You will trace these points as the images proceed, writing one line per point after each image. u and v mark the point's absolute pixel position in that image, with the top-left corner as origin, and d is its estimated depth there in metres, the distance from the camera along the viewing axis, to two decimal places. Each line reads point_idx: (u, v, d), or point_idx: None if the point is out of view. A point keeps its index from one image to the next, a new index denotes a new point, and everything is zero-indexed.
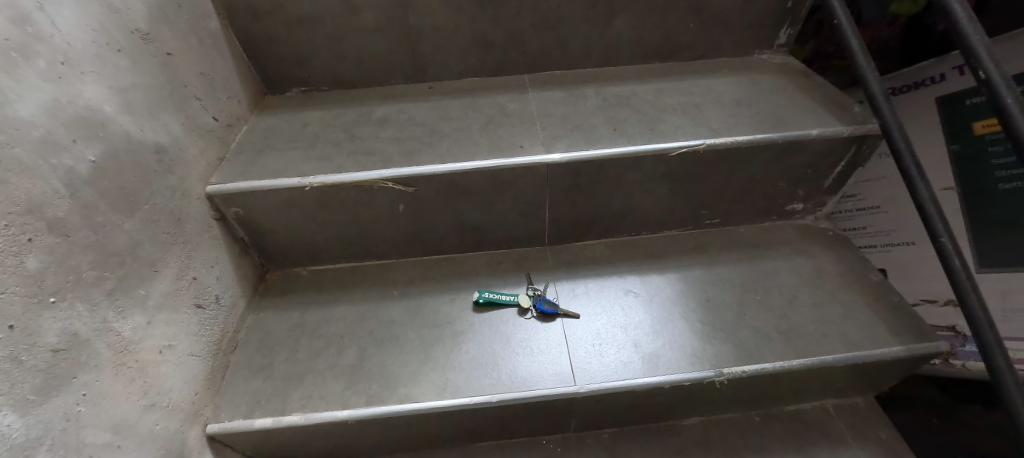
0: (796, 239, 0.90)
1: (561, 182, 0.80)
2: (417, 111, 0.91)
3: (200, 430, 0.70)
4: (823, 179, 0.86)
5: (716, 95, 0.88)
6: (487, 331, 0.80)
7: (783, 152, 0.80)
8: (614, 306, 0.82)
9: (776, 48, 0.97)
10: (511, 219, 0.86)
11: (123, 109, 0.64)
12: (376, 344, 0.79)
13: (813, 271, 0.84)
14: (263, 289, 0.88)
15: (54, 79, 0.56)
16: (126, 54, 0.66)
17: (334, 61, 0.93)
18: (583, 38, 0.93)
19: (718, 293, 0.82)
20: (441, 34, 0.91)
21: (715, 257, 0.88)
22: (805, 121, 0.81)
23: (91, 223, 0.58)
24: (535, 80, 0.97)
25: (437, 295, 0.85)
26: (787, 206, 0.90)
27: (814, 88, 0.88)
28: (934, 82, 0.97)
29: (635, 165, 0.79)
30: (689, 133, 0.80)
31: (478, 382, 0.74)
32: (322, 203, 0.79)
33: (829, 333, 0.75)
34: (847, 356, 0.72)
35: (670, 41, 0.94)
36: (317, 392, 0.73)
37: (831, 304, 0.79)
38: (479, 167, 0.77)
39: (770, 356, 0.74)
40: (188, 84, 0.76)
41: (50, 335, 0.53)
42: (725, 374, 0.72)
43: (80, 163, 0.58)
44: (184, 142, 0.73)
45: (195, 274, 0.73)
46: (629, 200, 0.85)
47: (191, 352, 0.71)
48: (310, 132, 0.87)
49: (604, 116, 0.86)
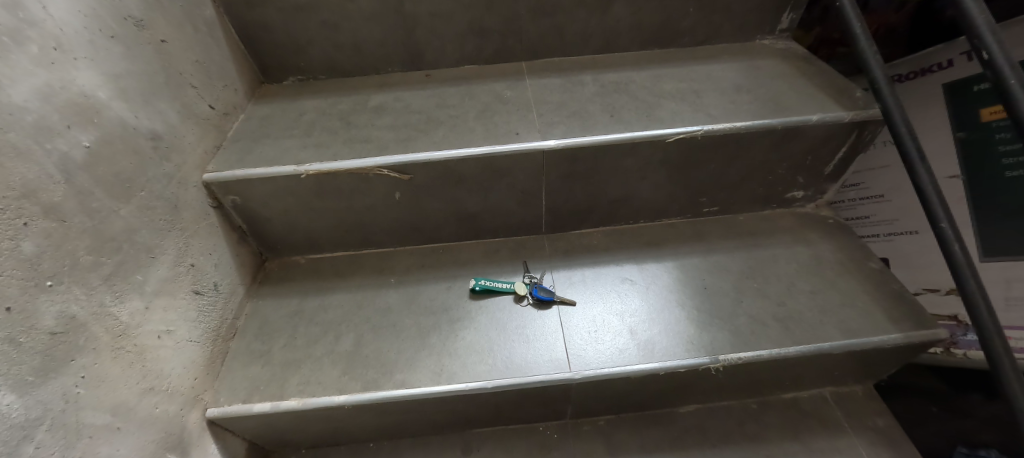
0: (795, 227, 0.89)
1: (558, 169, 0.80)
2: (414, 99, 0.90)
3: (201, 413, 0.71)
4: (824, 166, 0.84)
5: (714, 81, 0.87)
6: (483, 318, 0.80)
7: (782, 139, 0.78)
8: (611, 294, 0.82)
9: (778, 33, 0.96)
10: (508, 207, 0.86)
11: (118, 96, 0.65)
12: (373, 331, 0.79)
13: (812, 260, 0.83)
14: (262, 277, 0.89)
15: (46, 64, 0.56)
16: (119, 41, 0.66)
17: (330, 50, 0.93)
18: (580, 24, 0.92)
19: (715, 281, 0.82)
20: (437, 21, 0.90)
21: (713, 245, 0.87)
22: (804, 106, 0.79)
23: (87, 208, 0.59)
24: (532, 67, 0.96)
25: (434, 283, 0.86)
26: (787, 193, 0.89)
27: (816, 74, 0.86)
28: (941, 69, 0.94)
29: (632, 151, 0.78)
30: (686, 120, 0.79)
31: (474, 368, 0.74)
32: (318, 190, 0.79)
33: (826, 320, 0.74)
34: (844, 343, 0.71)
35: (669, 26, 0.93)
36: (315, 378, 0.74)
37: (830, 292, 0.78)
38: (475, 154, 0.76)
39: (766, 343, 0.73)
40: (183, 72, 0.76)
41: (48, 318, 0.53)
42: (721, 361, 0.72)
43: (75, 148, 0.58)
44: (180, 130, 0.74)
45: (193, 261, 0.73)
46: (626, 187, 0.84)
47: (190, 338, 0.72)
48: (307, 120, 0.87)
49: (602, 102, 0.85)
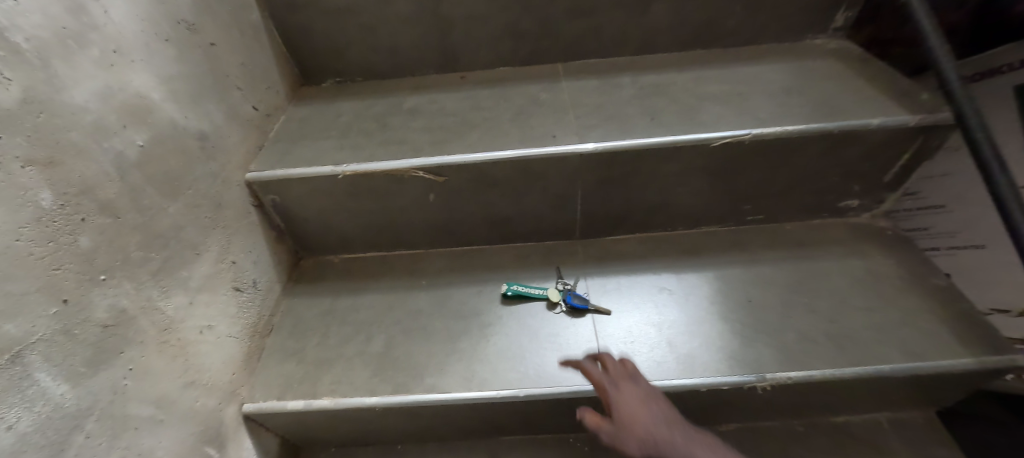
0: (848, 238, 0.83)
1: (594, 173, 0.77)
2: (448, 101, 0.90)
3: (237, 408, 0.73)
4: (883, 173, 0.78)
5: (762, 83, 0.83)
6: (514, 324, 0.79)
7: (837, 143, 0.73)
8: (647, 304, 0.78)
9: (831, 32, 0.90)
10: (541, 211, 0.84)
11: (169, 97, 0.67)
12: (404, 333, 0.79)
13: (867, 274, 0.77)
14: (297, 275, 0.91)
15: (106, 66, 0.58)
16: (172, 44, 0.68)
17: (367, 52, 0.94)
18: (618, 25, 0.90)
19: (760, 294, 0.77)
20: (474, 23, 0.90)
21: (757, 255, 0.83)
22: (863, 109, 0.74)
23: (138, 205, 0.61)
24: (567, 69, 0.95)
25: (465, 287, 0.85)
26: (840, 202, 0.83)
27: (874, 75, 0.81)
28: (1010, 70, 0.74)
29: (672, 156, 0.75)
30: (733, 123, 0.75)
31: (504, 376, 0.73)
32: (354, 190, 0.79)
33: (886, 341, 0.69)
34: (907, 367, 0.66)
35: (712, 26, 0.90)
36: (346, 378, 0.74)
37: (889, 310, 0.72)
38: (510, 157, 0.75)
39: (818, 362, 0.67)
40: (229, 74, 0.78)
41: (100, 311, 0.55)
42: (768, 380, 0.67)
43: (129, 147, 0.60)
44: (225, 130, 0.76)
45: (233, 258, 0.75)
46: (665, 193, 0.81)
47: (229, 334, 0.73)
48: (343, 122, 0.88)
49: (641, 104, 0.82)
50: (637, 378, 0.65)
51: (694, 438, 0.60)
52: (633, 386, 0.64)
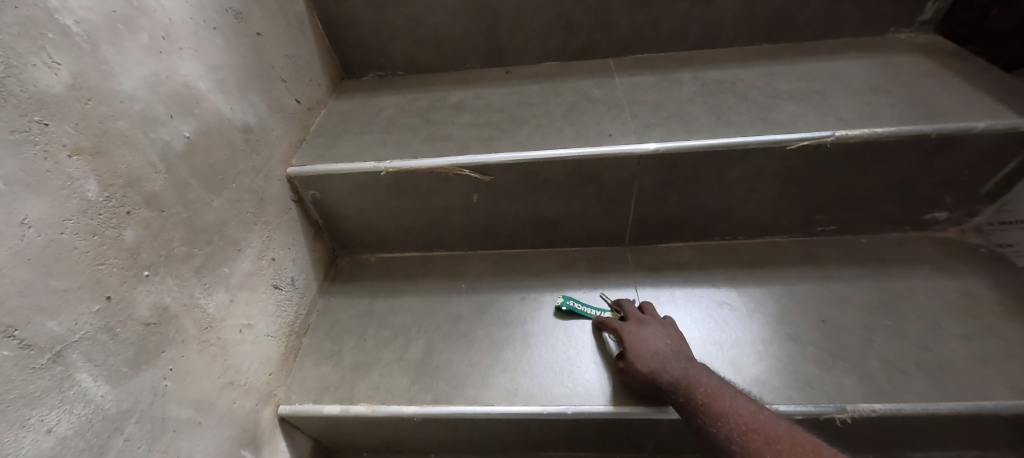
0: (934, 255, 0.75)
1: (654, 176, 0.71)
2: (494, 97, 0.86)
3: (273, 410, 0.70)
4: (982, 185, 0.70)
5: (841, 81, 0.75)
6: (561, 336, 0.74)
7: (933, 149, 0.65)
8: (705, 320, 0.72)
9: (917, 25, 0.81)
10: (592, 215, 0.78)
11: (216, 87, 0.64)
12: (443, 339, 0.75)
13: (960, 297, 0.69)
14: (334, 273, 0.88)
15: (155, 53, 0.56)
16: (220, 32, 0.66)
17: (412, 44, 0.91)
18: (679, 16, 0.84)
19: (835, 314, 0.70)
20: (524, 14, 0.85)
21: (829, 270, 0.75)
22: (965, 111, 0.66)
23: (183, 199, 0.58)
24: (620, 64, 0.89)
25: (507, 292, 0.81)
26: (927, 214, 0.75)
27: (973, 73, 0.72)
28: None
29: (743, 158, 0.68)
30: (812, 124, 0.68)
31: (551, 390, 0.68)
32: (396, 189, 0.76)
33: (987, 374, 0.61)
34: (1015, 405, 0.58)
35: (783, 18, 0.82)
36: (384, 384, 0.71)
37: (989, 339, 0.64)
38: (564, 157, 0.70)
39: (908, 395, 0.61)
40: (275, 65, 0.76)
41: (143, 309, 0.52)
42: (851, 412, 0.60)
43: (176, 138, 0.58)
44: (269, 123, 0.74)
45: (274, 255, 0.73)
46: (729, 200, 0.74)
47: (268, 333, 0.71)
48: (386, 117, 0.85)
49: (705, 102, 0.76)
50: (648, 319, 0.68)
51: (682, 361, 0.61)
52: (642, 323, 0.67)
